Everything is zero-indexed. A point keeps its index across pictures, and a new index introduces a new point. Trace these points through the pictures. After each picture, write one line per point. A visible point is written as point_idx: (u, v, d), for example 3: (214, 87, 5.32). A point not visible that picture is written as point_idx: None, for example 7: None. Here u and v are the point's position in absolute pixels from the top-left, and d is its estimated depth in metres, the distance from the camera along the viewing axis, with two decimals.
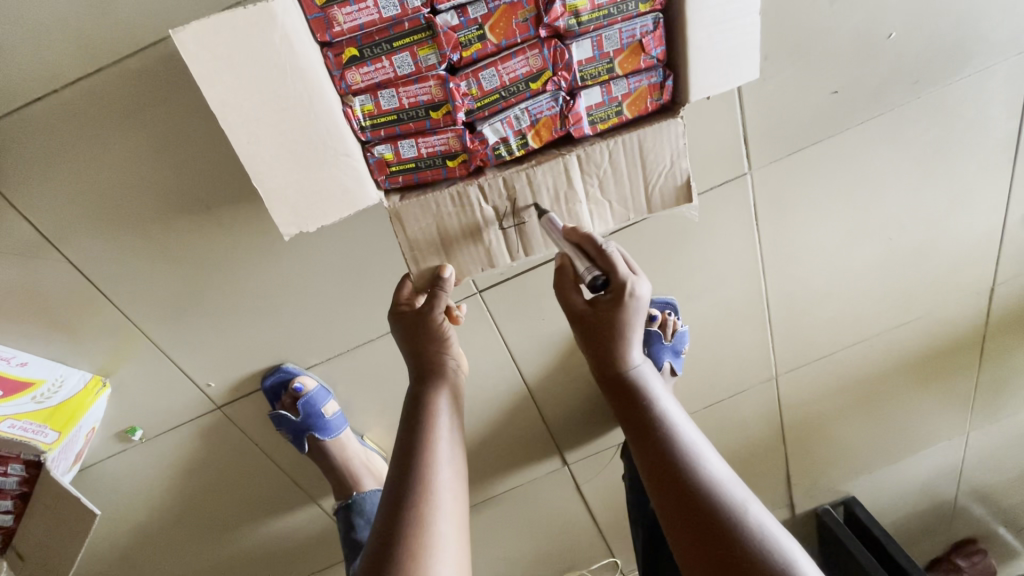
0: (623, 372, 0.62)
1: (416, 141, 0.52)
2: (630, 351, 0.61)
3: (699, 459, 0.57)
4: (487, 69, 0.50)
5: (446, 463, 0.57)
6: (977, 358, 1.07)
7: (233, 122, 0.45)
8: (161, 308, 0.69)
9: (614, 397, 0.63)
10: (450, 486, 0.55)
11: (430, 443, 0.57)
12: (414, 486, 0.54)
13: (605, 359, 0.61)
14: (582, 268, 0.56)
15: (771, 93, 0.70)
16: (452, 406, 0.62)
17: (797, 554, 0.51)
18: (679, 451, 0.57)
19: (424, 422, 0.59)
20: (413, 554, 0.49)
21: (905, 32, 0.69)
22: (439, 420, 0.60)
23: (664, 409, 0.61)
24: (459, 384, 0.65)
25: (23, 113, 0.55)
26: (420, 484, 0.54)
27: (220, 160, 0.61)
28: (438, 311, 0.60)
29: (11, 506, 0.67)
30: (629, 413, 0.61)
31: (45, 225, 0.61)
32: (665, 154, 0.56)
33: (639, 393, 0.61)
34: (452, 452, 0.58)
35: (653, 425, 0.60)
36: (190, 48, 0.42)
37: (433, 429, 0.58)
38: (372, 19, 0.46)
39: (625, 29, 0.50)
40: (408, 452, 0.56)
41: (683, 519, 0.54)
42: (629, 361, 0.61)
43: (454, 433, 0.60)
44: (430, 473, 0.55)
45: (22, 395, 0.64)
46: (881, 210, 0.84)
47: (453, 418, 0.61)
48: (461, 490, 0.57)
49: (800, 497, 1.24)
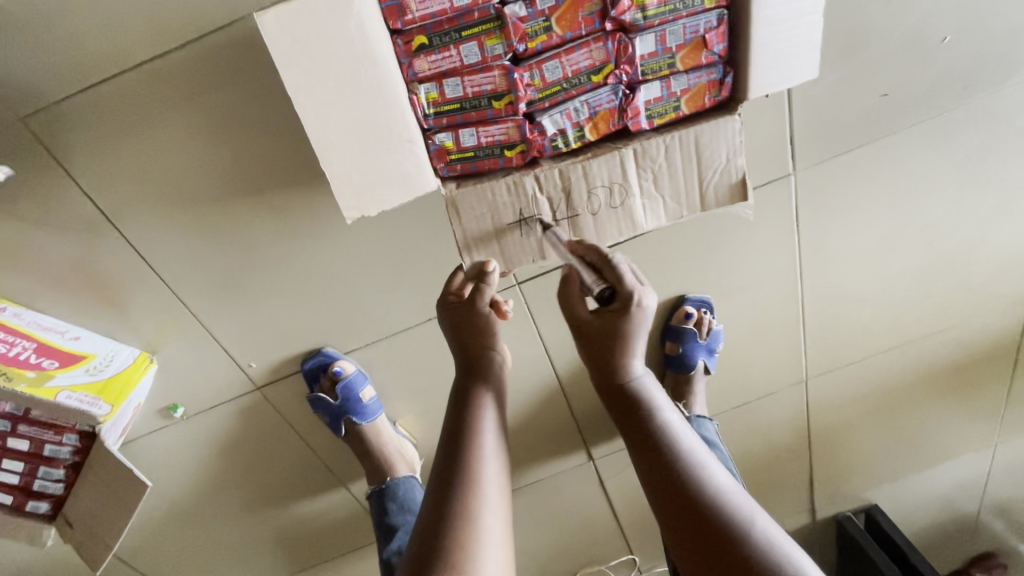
0: (624, 382, 0.58)
1: (477, 130, 0.52)
2: (631, 360, 0.57)
3: (701, 466, 0.53)
4: (551, 61, 0.50)
5: (492, 460, 0.57)
6: (1010, 369, 1.06)
7: (306, 105, 0.46)
8: (209, 288, 0.71)
9: (616, 411, 0.59)
10: (496, 482, 0.56)
11: (476, 437, 0.57)
12: (461, 480, 0.54)
13: (604, 367, 0.58)
14: (590, 279, 0.57)
15: (820, 94, 0.70)
16: (498, 403, 0.62)
17: (810, 566, 0.47)
18: (680, 461, 0.53)
19: (471, 418, 0.59)
20: (460, 548, 0.49)
21: (959, 36, 0.69)
22: (485, 416, 0.60)
23: (665, 419, 0.56)
24: (504, 382, 0.65)
25: (93, 91, 0.57)
26: (465, 478, 0.54)
27: (276, 144, 0.62)
28: (484, 303, 0.61)
29: (63, 475, 0.68)
30: (628, 425, 0.57)
31: (104, 202, 0.63)
32: (720, 151, 0.56)
33: (639, 404, 0.57)
34: (496, 447, 0.58)
35: (653, 436, 0.55)
36: (270, 31, 0.43)
37: (478, 424, 0.58)
38: (443, 8, 0.47)
39: (689, 25, 0.51)
40: (454, 446, 0.57)
41: (691, 537, 0.50)
42: (630, 370, 0.58)
43: (500, 430, 0.60)
44: (476, 467, 0.55)
45: (77, 366, 0.66)
46: (924, 215, 0.83)
47: (498, 413, 0.61)
48: (505, 483, 0.57)
49: (822, 503, 1.24)
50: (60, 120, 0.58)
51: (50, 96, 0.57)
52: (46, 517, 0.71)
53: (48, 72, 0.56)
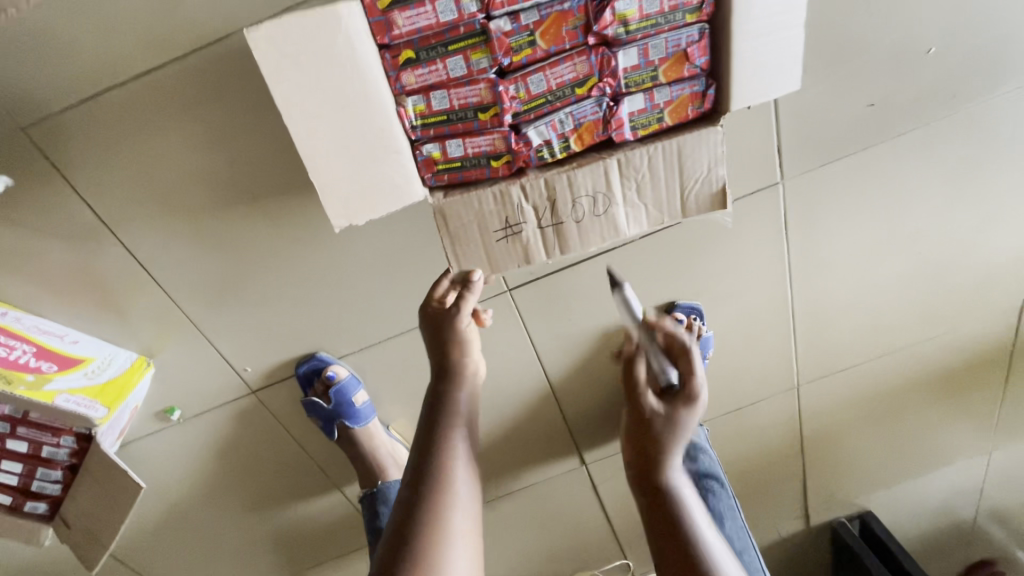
0: (662, 479, 0.66)
1: (463, 141, 0.54)
2: (673, 456, 0.68)
3: (718, 559, 0.58)
4: (536, 74, 0.52)
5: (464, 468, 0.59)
6: (1004, 376, 1.06)
7: (295, 117, 0.48)
8: (205, 294, 0.72)
9: (648, 505, 0.66)
10: (466, 486, 0.57)
11: (447, 447, 0.59)
12: (433, 489, 0.55)
13: (648, 458, 0.68)
14: (658, 365, 0.71)
15: (807, 104, 0.71)
16: (470, 415, 0.64)
17: None
18: (699, 548, 0.59)
19: (444, 426, 0.61)
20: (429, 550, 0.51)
21: (945, 48, 0.70)
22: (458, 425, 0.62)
23: (692, 517, 0.63)
24: (474, 393, 0.67)
25: (92, 102, 0.59)
26: (436, 484, 0.56)
27: (270, 153, 0.63)
28: (465, 312, 0.64)
29: (60, 476, 0.70)
30: (657, 513, 0.64)
31: (102, 210, 0.65)
32: (702, 161, 0.57)
33: (668, 495, 0.65)
34: (467, 456, 0.60)
35: (678, 523, 0.62)
36: (260, 46, 0.44)
37: (453, 433, 0.61)
38: (429, 23, 0.48)
39: (671, 39, 0.52)
40: (426, 456, 0.58)
41: None
42: (671, 464, 0.67)
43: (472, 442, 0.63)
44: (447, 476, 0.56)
45: (75, 370, 0.68)
46: (913, 222, 0.84)
47: (469, 424, 0.64)
48: (475, 490, 0.59)
49: (816, 509, 1.24)
50: (60, 131, 0.60)
51: (50, 107, 0.58)
52: (42, 516, 0.72)
53: (49, 84, 0.57)
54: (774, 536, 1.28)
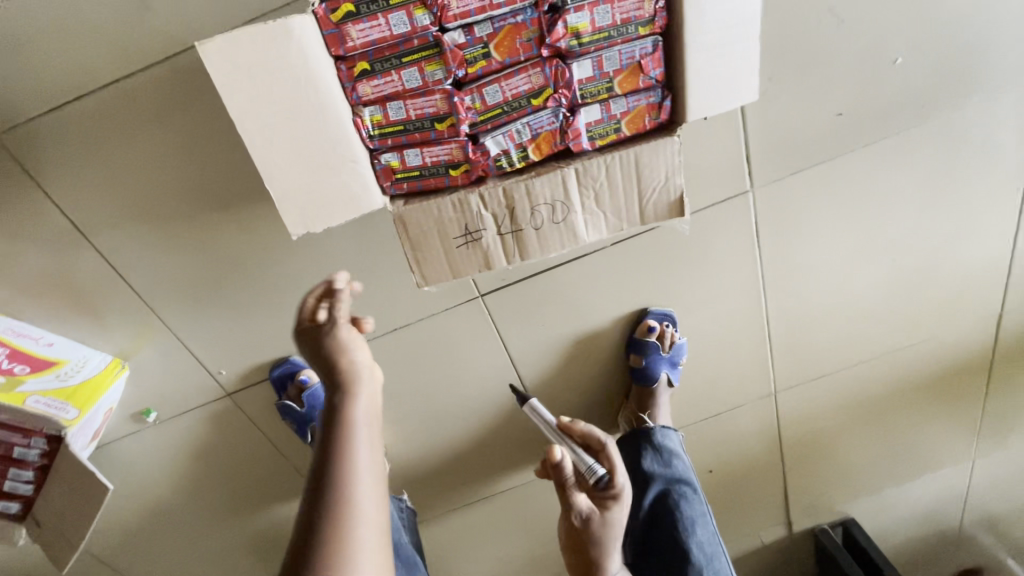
0: None
1: (421, 150, 0.55)
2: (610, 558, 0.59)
3: None
4: (491, 85, 0.52)
5: (368, 473, 0.48)
6: (985, 384, 1.06)
7: (250, 127, 0.49)
8: (178, 297, 0.73)
9: None
10: (372, 497, 0.48)
11: (346, 464, 0.48)
12: (329, 509, 0.45)
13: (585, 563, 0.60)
14: (585, 464, 0.60)
15: (774, 113, 0.72)
16: (373, 410, 0.53)
17: None
18: None
19: (344, 428, 0.50)
20: None
21: (912, 58, 0.70)
22: (360, 423, 0.51)
23: None
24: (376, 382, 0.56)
25: (63, 110, 0.60)
26: (336, 498, 0.46)
27: (237, 161, 0.64)
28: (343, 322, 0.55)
29: (32, 476, 0.70)
30: None
31: (74, 214, 0.66)
32: (660, 170, 0.58)
33: None
34: (373, 458, 0.50)
35: None
36: (213, 59, 0.45)
37: (352, 435, 0.50)
38: (383, 36, 0.49)
39: (625, 51, 0.53)
40: (320, 490, 0.46)
41: None
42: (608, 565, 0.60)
43: (377, 440, 0.52)
44: (349, 507, 0.46)
45: (48, 372, 0.69)
46: (886, 230, 0.84)
47: (375, 416, 0.53)
48: (383, 495, 0.49)
49: (798, 515, 1.23)
50: (32, 138, 0.61)
51: (22, 114, 0.60)
52: (15, 516, 0.74)
53: (19, 92, 0.59)
54: (757, 542, 1.27)
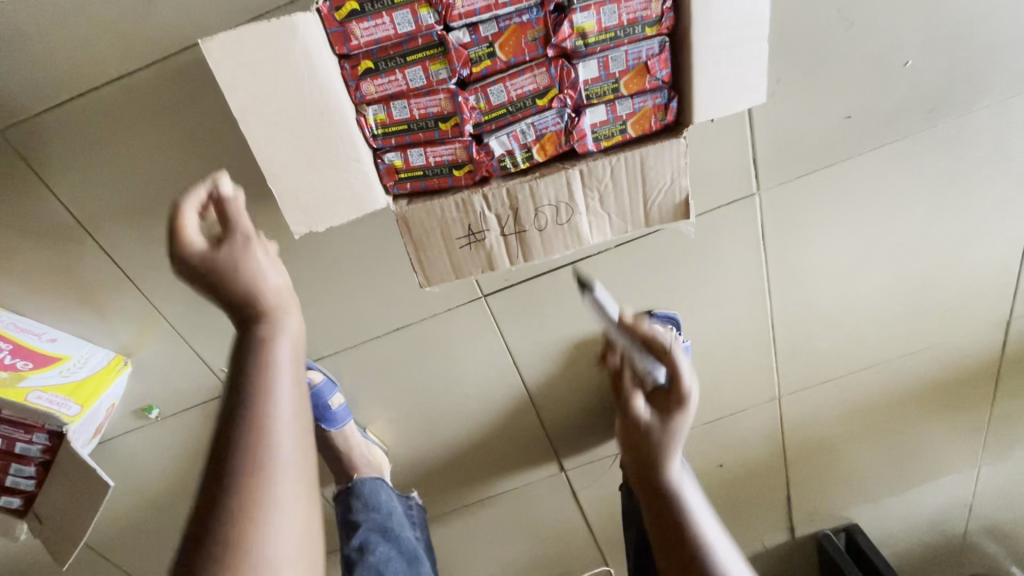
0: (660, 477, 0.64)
1: (425, 150, 0.54)
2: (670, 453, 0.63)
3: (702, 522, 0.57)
4: (495, 85, 0.52)
5: (287, 421, 0.44)
6: (991, 391, 1.05)
7: (253, 125, 0.49)
8: (180, 294, 0.73)
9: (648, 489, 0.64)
10: (293, 447, 0.43)
11: (262, 410, 0.43)
12: (239, 461, 0.41)
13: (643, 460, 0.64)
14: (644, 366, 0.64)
15: (781, 115, 0.71)
16: (295, 347, 0.48)
17: None
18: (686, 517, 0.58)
19: (258, 369, 0.44)
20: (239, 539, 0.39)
21: (921, 61, 0.70)
22: (279, 363, 0.46)
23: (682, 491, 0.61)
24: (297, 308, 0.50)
25: (67, 107, 0.60)
26: (247, 451, 0.41)
27: (240, 159, 0.64)
28: (246, 247, 0.47)
29: (34, 471, 0.71)
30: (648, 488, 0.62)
31: (77, 210, 0.66)
32: (665, 173, 0.57)
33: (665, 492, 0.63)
34: (294, 402, 0.45)
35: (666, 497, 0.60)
36: (215, 55, 0.45)
37: (270, 377, 0.44)
38: (387, 35, 0.49)
39: (631, 52, 0.52)
40: (228, 439, 0.42)
41: None
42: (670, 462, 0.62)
43: (300, 380, 0.47)
44: (263, 457, 0.42)
45: (50, 368, 0.69)
46: (893, 234, 0.83)
47: (298, 352, 0.48)
48: (307, 443, 0.45)
49: (800, 520, 1.23)
50: (36, 134, 0.61)
51: (26, 110, 0.60)
52: (17, 511, 0.74)
53: (25, 88, 0.59)
54: (758, 547, 1.26)
